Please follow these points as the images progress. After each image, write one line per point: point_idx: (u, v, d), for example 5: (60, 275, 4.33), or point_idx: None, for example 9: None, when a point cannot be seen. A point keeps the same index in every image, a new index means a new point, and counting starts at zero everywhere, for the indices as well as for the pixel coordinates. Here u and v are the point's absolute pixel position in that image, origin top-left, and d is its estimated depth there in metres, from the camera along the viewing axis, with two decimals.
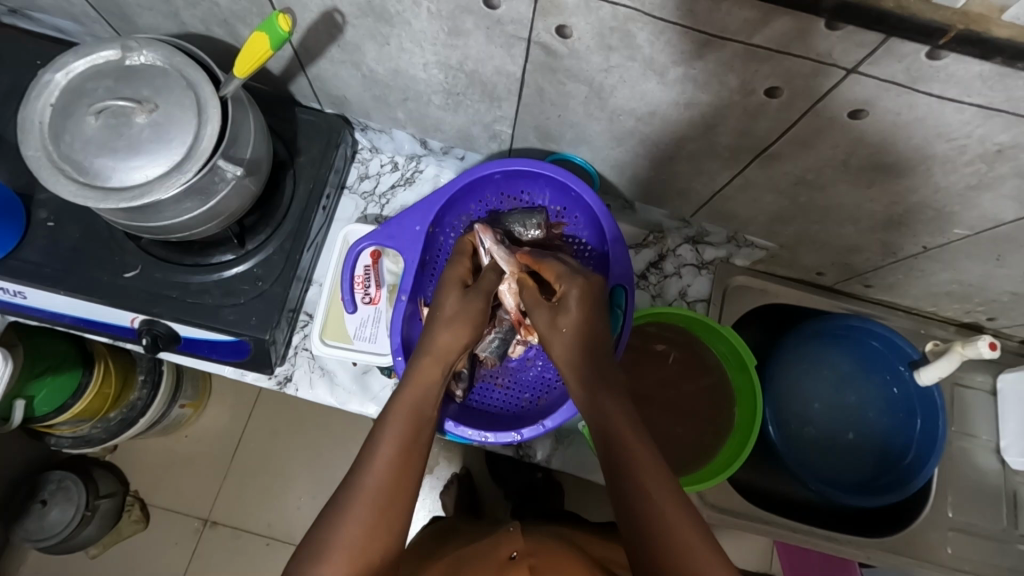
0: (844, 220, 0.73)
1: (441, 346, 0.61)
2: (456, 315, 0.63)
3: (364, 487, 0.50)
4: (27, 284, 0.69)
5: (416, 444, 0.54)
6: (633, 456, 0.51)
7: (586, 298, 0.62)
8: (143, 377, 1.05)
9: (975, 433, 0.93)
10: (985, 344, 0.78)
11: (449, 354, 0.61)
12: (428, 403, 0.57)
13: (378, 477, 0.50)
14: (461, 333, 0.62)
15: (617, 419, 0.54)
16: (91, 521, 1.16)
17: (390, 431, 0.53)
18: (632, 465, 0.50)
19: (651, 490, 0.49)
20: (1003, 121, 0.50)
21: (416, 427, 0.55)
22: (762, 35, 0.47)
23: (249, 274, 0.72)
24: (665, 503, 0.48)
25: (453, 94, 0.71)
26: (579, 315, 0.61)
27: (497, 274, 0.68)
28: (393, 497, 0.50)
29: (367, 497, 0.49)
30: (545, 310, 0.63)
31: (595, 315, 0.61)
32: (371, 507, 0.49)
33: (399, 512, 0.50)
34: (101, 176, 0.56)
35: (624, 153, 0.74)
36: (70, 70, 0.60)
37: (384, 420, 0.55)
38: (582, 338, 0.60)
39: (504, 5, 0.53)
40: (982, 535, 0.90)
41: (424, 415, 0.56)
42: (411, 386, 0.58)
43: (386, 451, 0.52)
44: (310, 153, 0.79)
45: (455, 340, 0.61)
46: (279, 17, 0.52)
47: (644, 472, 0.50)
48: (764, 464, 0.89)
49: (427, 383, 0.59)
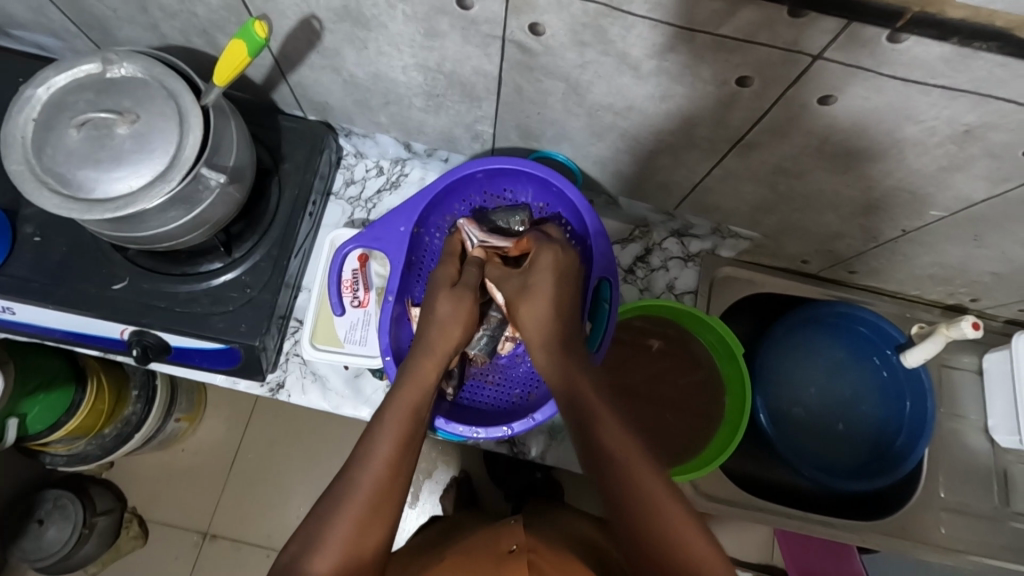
0: (825, 207, 0.74)
1: (438, 350, 0.63)
2: (450, 318, 0.65)
3: (359, 484, 0.50)
4: (15, 299, 0.69)
5: (409, 442, 0.55)
6: (607, 443, 0.53)
7: (557, 265, 0.65)
8: (136, 392, 1.05)
9: (964, 413, 0.94)
10: (969, 324, 0.79)
11: (443, 356, 0.63)
12: (424, 404, 0.59)
13: (372, 473, 0.51)
14: (453, 337, 0.64)
15: (594, 405, 0.56)
16: (89, 539, 1.15)
17: (385, 429, 0.54)
18: (611, 451, 0.52)
19: (627, 470, 0.51)
20: (968, 102, 0.51)
21: (413, 426, 0.56)
22: (729, 26, 0.48)
23: (237, 282, 0.73)
24: (647, 483, 0.51)
25: (433, 96, 0.72)
26: (549, 278, 0.64)
27: (479, 266, 0.70)
28: (387, 494, 0.50)
29: (362, 494, 0.50)
30: (517, 277, 0.67)
31: (566, 280, 0.65)
32: (363, 504, 0.49)
33: (391, 507, 0.50)
34: (84, 188, 0.57)
35: (605, 149, 0.75)
36: (51, 84, 0.60)
37: (378, 419, 0.55)
38: (554, 307, 0.63)
39: (477, 5, 0.54)
40: (976, 514, 0.90)
41: (420, 415, 0.58)
42: (408, 385, 0.59)
43: (382, 449, 0.53)
44: (294, 159, 0.79)
45: (449, 343, 0.64)
46: (255, 24, 0.52)
47: (619, 450, 0.52)
48: (759, 452, 0.90)
49: (425, 383, 0.60)
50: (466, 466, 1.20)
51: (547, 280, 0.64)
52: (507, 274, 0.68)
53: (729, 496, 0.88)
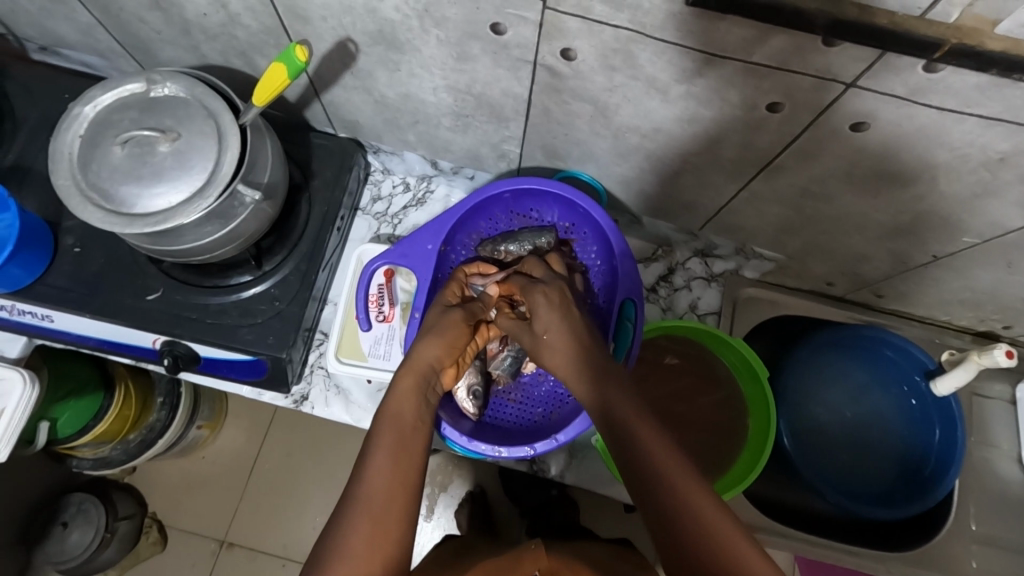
0: (851, 230, 0.73)
1: (416, 361, 0.62)
2: (442, 333, 0.65)
3: (360, 498, 0.50)
4: (53, 308, 0.71)
5: (407, 450, 0.54)
6: (654, 454, 0.51)
7: (562, 307, 0.65)
8: (161, 400, 1.07)
9: (996, 442, 0.92)
10: (1002, 352, 0.77)
11: (420, 368, 0.62)
12: (410, 411, 0.58)
13: (373, 487, 0.50)
14: (432, 351, 0.63)
15: (630, 413, 0.54)
16: (111, 544, 1.16)
17: (379, 443, 0.54)
18: (659, 460, 0.51)
19: (676, 482, 0.50)
20: (1004, 130, 0.50)
21: (403, 435, 0.55)
22: (761, 53, 0.49)
23: (266, 294, 0.74)
24: (683, 481, 0.50)
25: (462, 117, 0.73)
26: (552, 322, 0.64)
27: (481, 304, 0.71)
28: (388, 507, 0.50)
29: (366, 509, 0.49)
30: (525, 330, 0.67)
31: (575, 330, 0.63)
32: (369, 518, 0.49)
33: (396, 519, 0.49)
34: (126, 203, 0.59)
35: (631, 170, 0.75)
36: (98, 102, 0.63)
37: (371, 435, 0.55)
38: (582, 355, 0.61)
39: (510, 31, 0.55)
40: (1008, 548, 0.87)
41: (409, 427, 0.56)
42: (389, 402, 0.58)
43: (378, 463, 0.52)
44: (324, 176, 0.81)
45: (427, 356, 0.63)
46: (296, 48, 0.54)
47: (669, 466, 0.50)
48: (782, 477, 0.88)
49: (405, 391, 0.60)
50: (481, 481, 1.20)
51: (562, 340, 0.62)
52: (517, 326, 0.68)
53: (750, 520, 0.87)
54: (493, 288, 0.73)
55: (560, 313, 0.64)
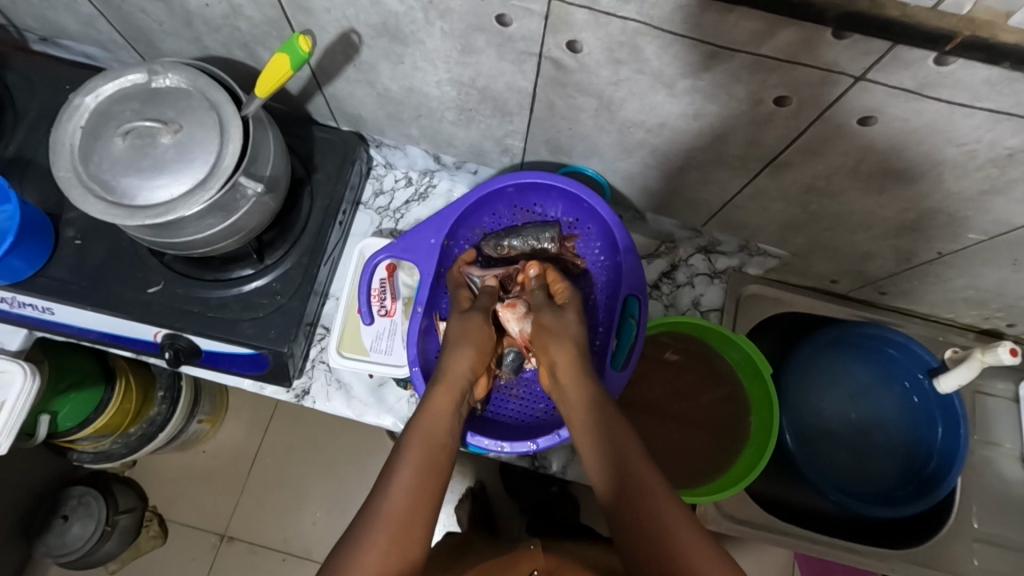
0: (857, 227, 0.73)
1: (451, 376, 0.64)
2: (471, 341, 0.68)
3: (381, 512, 0.49)
4: (55, 301, 0.71)
5: (433, 468, 0.54)
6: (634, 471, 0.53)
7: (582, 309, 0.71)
8: (162, 393, 1.06)
9: (998, 441, 0.91)
10: (1006, 350, 0.78)
11: (456, 384, 0.64)
12: (440, 430, 0.58)
13: (396, 503, 0.50)
14: (466, 359, 0.66)
15: (615, 432, 0.57)
16: (111, 537, 1.17)
17: (407, 458, 0.54)
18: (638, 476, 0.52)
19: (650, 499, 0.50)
20: (1013, 125, 0.50)
21: (431, 454, 0.55)
22: (769, 46, 0.48)
23: (267, 288, 0.74)
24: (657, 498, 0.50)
25: (466, 110, 0.73)
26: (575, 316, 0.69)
27: (491, 296, 0.73)
28: (409, 526, 0.49)
29: (386, 525, 0.49)
30: (547, 310, 0.70)
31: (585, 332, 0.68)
32: (389, 535, 0.48)
33: (415, 539, 0.49)
34: (127, 195, 0.58)
35: (635, 165, 0.75)
36: (99, 93, 0.62)
37: (398, 449, 0.55)
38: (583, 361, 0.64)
39: (516, 23, 0.54)
40: (1010, 547, 0.88)
41: (438, 445, 0.56)
42: (422, 417, 0.59)
43: (404, 478, 0.52)
44: (326, 170, 0.81)
45: (461, 371, 0.65)
46: (300, 38, 0.54)
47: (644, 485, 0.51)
48: (783, 475, 0.88)
49: (438, 408, 0.60)
50: (481, 477, 1.20)
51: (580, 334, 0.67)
52: (542, 303, 0.71)
53: (750, 517, 0.87)
54: (492, 281, 0.75)
55: (560, 330, 0.67)
